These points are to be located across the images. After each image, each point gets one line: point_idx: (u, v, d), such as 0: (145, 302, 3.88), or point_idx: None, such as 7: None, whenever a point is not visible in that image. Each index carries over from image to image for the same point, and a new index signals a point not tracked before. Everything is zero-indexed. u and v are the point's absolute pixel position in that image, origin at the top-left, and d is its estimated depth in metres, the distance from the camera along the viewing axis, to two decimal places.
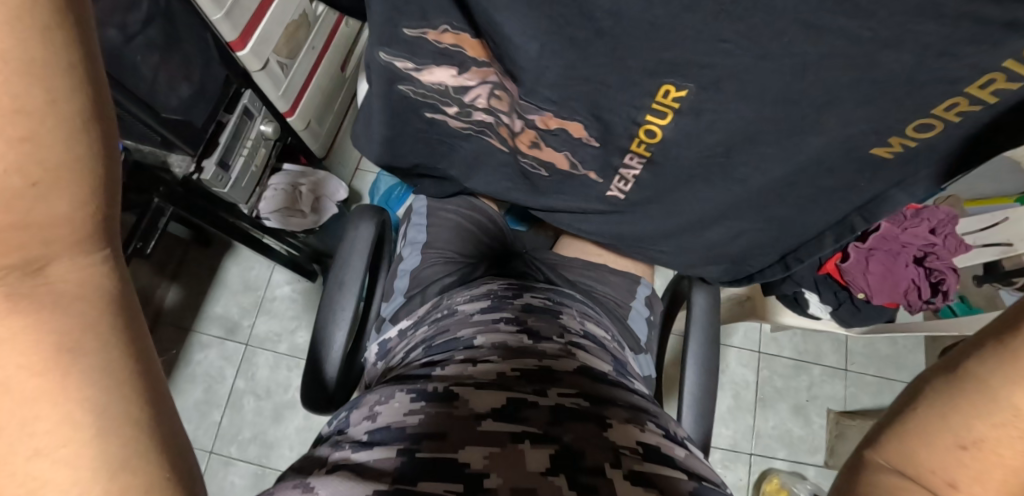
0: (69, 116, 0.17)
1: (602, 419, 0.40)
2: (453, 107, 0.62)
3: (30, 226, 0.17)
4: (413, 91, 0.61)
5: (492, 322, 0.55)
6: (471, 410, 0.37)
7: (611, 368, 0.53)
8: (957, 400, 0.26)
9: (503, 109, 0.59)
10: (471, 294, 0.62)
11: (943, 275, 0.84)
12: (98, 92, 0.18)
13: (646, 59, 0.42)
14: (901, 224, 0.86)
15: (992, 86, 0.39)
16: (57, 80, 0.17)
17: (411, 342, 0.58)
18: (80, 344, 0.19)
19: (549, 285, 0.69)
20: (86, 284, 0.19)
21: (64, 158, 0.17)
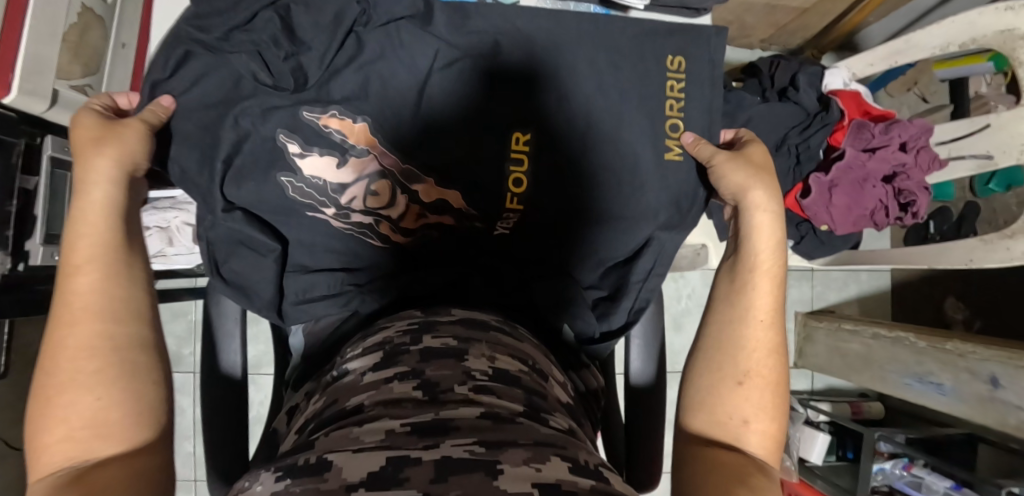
0: (140, 363, 0.43)
1: (491, 463, 0.28)
2: (330, 210, 0.54)
3: (100, 423, 0.39)
4: (295, 184, 0.53)
5: (386, 382, 0.40)
6: (341, 482, 0.27)
7: (522, 408, 0.38)
8: (720, 367, 0.50)
9: (383, 203, 0.54)
10: (366, 347, 0.48)
11: (914, 195, 0.75)
12: (139, 355, 0.43)
13: (510, 129, 0.55)
14: (870, 149, 0.74)
15: (673, 90, 0.57)
16: (127, 351, 0.43)
17: (304, 416, 0.45)
18: (109, 479, 0.35)
19: (466, 309, 0.52)
20: (110, 467, 0.37)
21: (113, 371, 0.41)
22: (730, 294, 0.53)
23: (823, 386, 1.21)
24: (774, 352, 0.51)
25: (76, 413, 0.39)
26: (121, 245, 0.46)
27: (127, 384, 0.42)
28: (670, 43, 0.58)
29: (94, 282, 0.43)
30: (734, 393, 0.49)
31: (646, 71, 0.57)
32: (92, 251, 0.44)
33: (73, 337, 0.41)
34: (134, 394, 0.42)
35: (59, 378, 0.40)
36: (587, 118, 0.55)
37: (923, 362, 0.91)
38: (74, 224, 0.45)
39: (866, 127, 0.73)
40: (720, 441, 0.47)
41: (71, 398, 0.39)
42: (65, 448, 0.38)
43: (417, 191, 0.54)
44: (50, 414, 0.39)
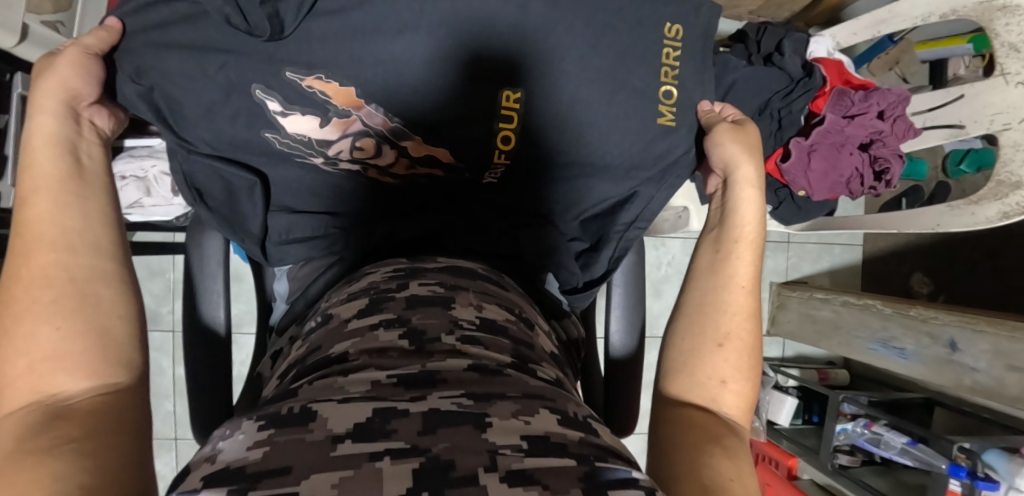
0: (109, 289, 0.39)
1: (480, 416, 0.30)
2: (317, 159, 0.53)
3: (59, 355, 0.34)
4: (280, 139, 0.51)
5: (370, 329, 0.40)
6: (327, 433, 0.28)
7: (510, 358, 0.39)
8: (704, 330, 0.51)
9: (372, 158, 0.53)
10: (351, 292, 0.48)
11: (889, 163, 0.77)
12: (105, 280, 0.39)
13: (500, 87, 0.52)
14: (853, 117, 0.75)
15: (670, 53, 0.56)
16: (87, 276, 0.38)
17: (286, 362, 0.45)
18: (73, 428, 0.31)
19: (450, 258, 0.51)
20: (78, 414, 0.32)
21: (76, 299, 0.37)
22: (712, 265, 0.55)
23: (793, 354, 1.26)
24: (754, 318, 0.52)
25: (41, 345, 0.34)
26: (76, 175, 0.42)
27: (92, 314, 0.37)
28: (669, 9, 0.56)
29: (47, 207, 0.39)
30: (716, 356, 0.50)
31: (643, 30, 0.55)
32: (45, 181, 0.40)
33: (22, 263, 0.37)
34: (103, 326, 0.37)
35: (14, 307, 0.35)
36: (584, 84, 0.53)
37: (889, 326, 0.95)
38: (26, 158, 0.41)
39: (846, 94, 0.75)
40: (699, 403, 0.48)
41: (29, 330, 0.34)
42: (31, 383, 0.33)
43: (406, 148, 0.52)
44: (6, 349, 0.34)
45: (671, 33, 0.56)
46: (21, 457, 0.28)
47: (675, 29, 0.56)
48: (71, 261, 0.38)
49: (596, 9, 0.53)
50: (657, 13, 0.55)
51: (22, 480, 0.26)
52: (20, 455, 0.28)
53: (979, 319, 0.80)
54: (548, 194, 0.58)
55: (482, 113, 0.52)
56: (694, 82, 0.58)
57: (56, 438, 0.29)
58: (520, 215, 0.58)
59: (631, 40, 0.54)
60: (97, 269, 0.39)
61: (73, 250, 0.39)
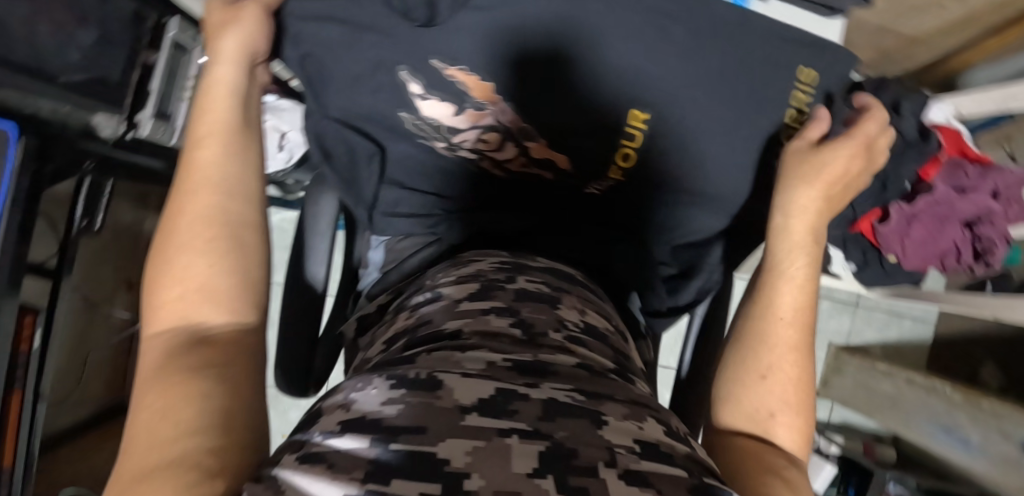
0: (250, 233, 0.41)
1: (596, 414, 0.30)
2: (439, 144, 0.56)
3: (206, 286, 0.37)
4: (412, 120, 0.54)
5: (482, 313, 0.41)
6: (455, 403, 0.29)
7: (612, 365, 0.40)
8: (747, 362, 0.48)
9: (493, 150, 0.56)
10: (458, 275, 0.49)
11: (993, 244, 0.74)
12: (248, 225, 0.42)
13: (629, 106, 0.53)
14: (963, 190, 0.72)
15: (797, 97, 0.56)
16: (235, 219, 0.41)
17: (388, 329, 0.47)
18: (212, 359, 0.33)
19: (551, 261, 0.53)
20: (217, 345, 0.35)
21: (223, 239, 0.39)
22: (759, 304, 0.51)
23: (838, 420, 1.21)
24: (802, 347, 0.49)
25: (194, 278, 0.37)
26: (240, 128, 0.46)
27: (238, 257, 0.39)
28: (805, 53, 0.55)
29: (214, 153, 0.43)
30: (761, 392, 0.47)
31: (780, 70, 0.55)
32: (214, 129, 0.45)
33: (188, 196, 0.41)
34: (244, 270, 0.39)
35: (181, 238, 0.39)
36: (711, 116, 0.54)
37: (954, 413, 0.91)
38: (200, 107, 0.46)
39: (961, 167, 0.73)
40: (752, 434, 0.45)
41: (187, 261, 0.38)
42: (179, 309, 0.36)
43: (528, 148, 0.55)
44: (164, 274, 0.37)
45: (801, 77, 0.55)
46: (172, 374, 0.32)
47: (806, 73, 0.55)
48: (226, 203, 0.41)
49: (737, 45, 0.54)
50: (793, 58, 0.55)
51: (174, 395, 0.30)
52: (173, 372, 0.32)
53: None
54: (649, 215, 0.59)
55: (608, 127, 0.54)
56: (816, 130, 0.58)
57: (198, 362, 0.33)
58: (617, 231, 0.59)
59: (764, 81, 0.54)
60: (247, 215, 0.42)
61: (228, 194, 0.42)
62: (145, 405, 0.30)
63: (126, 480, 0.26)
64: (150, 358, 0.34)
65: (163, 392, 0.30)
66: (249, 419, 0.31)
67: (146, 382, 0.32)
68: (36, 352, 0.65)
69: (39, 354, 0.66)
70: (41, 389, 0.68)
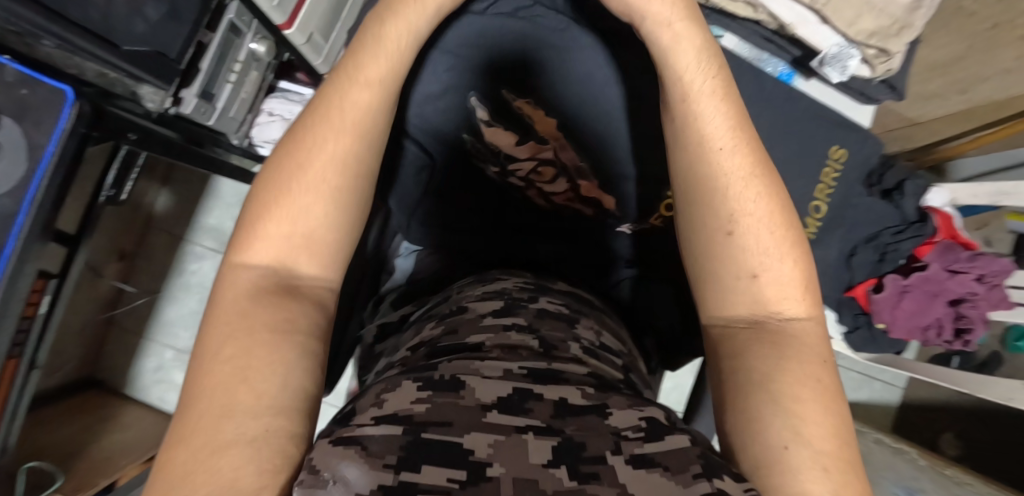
0: (362, 205, 0.39)
1: (601, 407, 0.33)
2: (493, 169, 0.59)
3: (307, 236, 0.36)
4: (473, 143, 0.58)
5: (504, 329, 0.42)
6: (477, 401, 0.31)
7: (620, 377, 0.42)
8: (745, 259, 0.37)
9: (543, 181, 0.59)
10: (483, 291, 0.51)
11: (973, 325, 0.80)
12: (362, 195, 0.39)
13: None
14: (952, 271, 0.79)
15: (829, 172, 0.62)
16: (353, 190, 0.38)
17: (414, 340, 0.47)
18: (292, 327, 0.32)
19: (570, 286, 0.55)
20: (303, 319, 0.34)
21: (339, 206, 0.37)
22: (700, 177, 0.38)
23: None
24: (779, 205, 0.38)
25: (303, 227, 0.36)
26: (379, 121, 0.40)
27: (351, 213, 0.38)
28: (839, 134, 0.61)
29: (348, 129, 0.38)
30: (751, 293, 0.37)
31: (811, 148, 0.61)
32: (358, 119, 0.38)
33: (307, 166, 0.37)
34: (349, 230, 0.38)
35: (300, 181, 0.36)
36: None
37: (920, 478, 0.96)
38: (346, 83, 0.39)
39: (954, 250, 0.79)
40: (744, 323, 0.37)
41: (304, 204, 0.36)
42: (278, 249, 0.36)
43: (579, 186, 0.60)
44: (271, 213, 0.36)
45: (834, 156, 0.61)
46: (260, 334, 0.31)
47: (839, 152, 0.61)
48: (350, 171, 0.38)
49: (776, 119, 0.60)
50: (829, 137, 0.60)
51: (258, 363, 0.30)
52: (260, 329, 0.31)
53: None
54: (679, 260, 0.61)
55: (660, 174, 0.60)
56: (839, 207, 0.63)
57: (284, 326, 0.32)
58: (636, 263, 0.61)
59: (791, 154, 0.61)
60: (361, 196, 0.39)
61: (354, 169, 0.38)
62: (230, 351, 0.30)
63: (199, 445, 0.26)
64: (233, 289, 0.34)
65: (249, 351, 0.30)
66: (316, 400, 0.32)
67: (230, 322, 0.32)
68: (40, 319, 0.63)
69: (43, 322, 0.64)
70: (38, 359, 0.66)
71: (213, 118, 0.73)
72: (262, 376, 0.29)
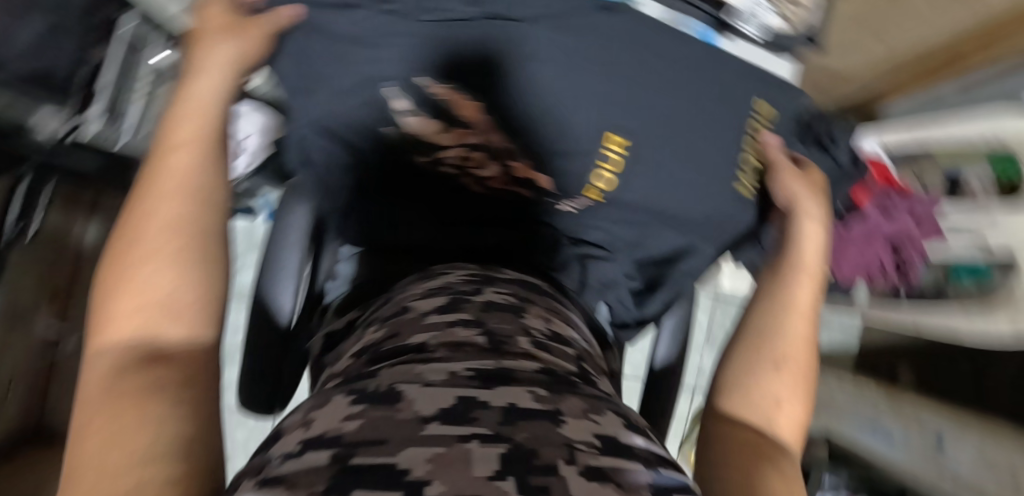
0: (211, 254, 0.42)
1: (553, 413, 0.32)
2: (422, 156, 0.57)
3: (164, 303, 0.38)
4: (397, 134, 0.57)
5: (449, 325, 0.42)
6: (414, 413, 0.30)
7: (574, 369, 0.42)
8: (769, 375, 0.51)
9: (477, 165, 0.58)
10: (424, 287, 0.49)
11: (910, 260, 0.84)
12: (203, 249, 0.41)
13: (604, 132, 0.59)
14: (884, 211, 0.82)
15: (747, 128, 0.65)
16: (193, 242, 0.41)
17: (358, 342, 0.47)
18: (163, 382, 0.33)
19: (519, 273, 0.53)
20: (174, 375, 0.34)
21: (178, 258, 0.40)
22: (768, 310, 0.57)
23: None
24: (802, 375, 0.52)
25: (149, 299, 0.38)
26: (213, 190, 0.44)
27: (203, 272, 0.40)
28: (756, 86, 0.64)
29: (181, 183, 0.43)
30: (763, 408, 0.49)
31: (732, 106, 0.63)
32: (182, 187, 0.43)
33: (144, 251, 0.39)
34: (209, 286, 0.40)
35: (139, 250, 0.39)
36: (662, 145, 0.61)
37: (880, 411, 1.00)
38: (164, 157, 0.44)
39: (885, 193, 0.83)
40: (752, 418, 0.48)
41: (149, 275, 0.38)
42: (139, 320, 0.37)
43: (511, 168, 0.59)
44: (121, 285, 0.38)
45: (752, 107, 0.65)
46: (132, 397, 0.31)
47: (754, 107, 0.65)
48: (176, 223, 0.41)
49: (696, 80, 0.61)
50: (745, 90, 0.63)
51: (129, 417, 0.29)
52: (125, 395, 0.31)
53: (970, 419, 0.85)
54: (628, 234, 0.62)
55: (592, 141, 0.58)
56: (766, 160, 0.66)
57: (158, 381, 0.32)
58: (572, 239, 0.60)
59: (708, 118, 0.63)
60: (204, 248, 0.42)
61: (181, 221, 0.41)
62: (95, 423, 0.29)
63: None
64: (97, 368, 0.34)
65: (115, 417, 0.29)
66: (208, 438, 0.30)
67: (91, 399, 0.31)
68: None
69: None
70: None
71: None
72: (127, 426, 0.28)
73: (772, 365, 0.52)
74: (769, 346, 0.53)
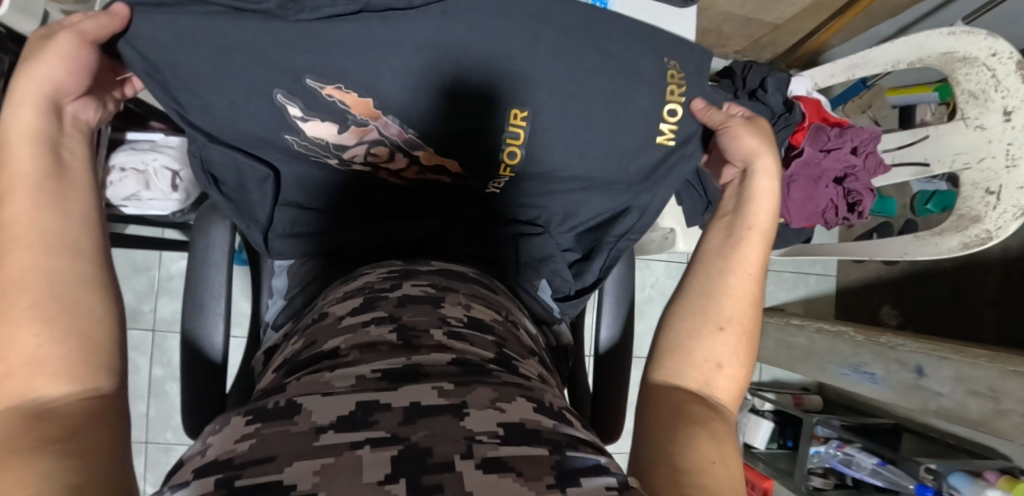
0: (90, 296, 0.38)
1: (459, 406, 0.30)
2: (332, 160, 0.58)
3: (32, 361, 0.33)
4: (300, 142, 0.56)
5: (363, 325, 0.41)
6: (310, 425, 0.28)
7: (493, 356, 0.40)
8: (709, 336, 0.49)
9: (384, 160, 0.58)
10: (345, 291, 0.50)
11: (861, 196, 0.83)
12: (80, 290, 0.38)
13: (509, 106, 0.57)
14: (827, 149, 0.81)
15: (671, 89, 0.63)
16: (65, 287, 0.37)
17: (282, 354, 0.46)
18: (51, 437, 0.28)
19: (445, 262, 0.55)
20: (64, 431, 0.29)
21: (45, 306, 0.35)
22: (713, 264, 0.54)
23: (768, 379, 1.38)
24: (746, 334, 0.50)
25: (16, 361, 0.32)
26: (73, 230, 0.40)
27: (83, 316, 0.36)
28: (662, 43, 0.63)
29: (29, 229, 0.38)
30: (703, 373, 0.48)
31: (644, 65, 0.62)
32: (30, 235, 0.38)
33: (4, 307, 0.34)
34: (95, 329, 0.36)
35: None
36: (577, 115, 0.60)
37: (859, 353, 1.00)
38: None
39: (824, 130, 0.81)
40: (689, 385, 0.47)
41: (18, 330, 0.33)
42: (10, 386, 0.32)
43: (417, 156, 0.58)
44: None
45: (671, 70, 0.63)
46: (13, 453, 0.26)
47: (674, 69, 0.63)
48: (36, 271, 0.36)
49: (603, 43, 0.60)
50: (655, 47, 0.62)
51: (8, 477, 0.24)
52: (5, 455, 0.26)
53: (943, 347, 0.84)
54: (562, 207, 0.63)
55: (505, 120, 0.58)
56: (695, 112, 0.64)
57: (39, 439, 0.28)
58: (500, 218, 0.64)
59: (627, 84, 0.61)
60: (77, 290, 0.37)
61: (39, 267, 0.37)
62: None
63: None
64: None
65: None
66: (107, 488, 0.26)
67: None
68: None
69: None
70: None
71: None
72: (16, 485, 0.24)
73: (715, 326, 0.50)
74: (712, 305, 0.51)
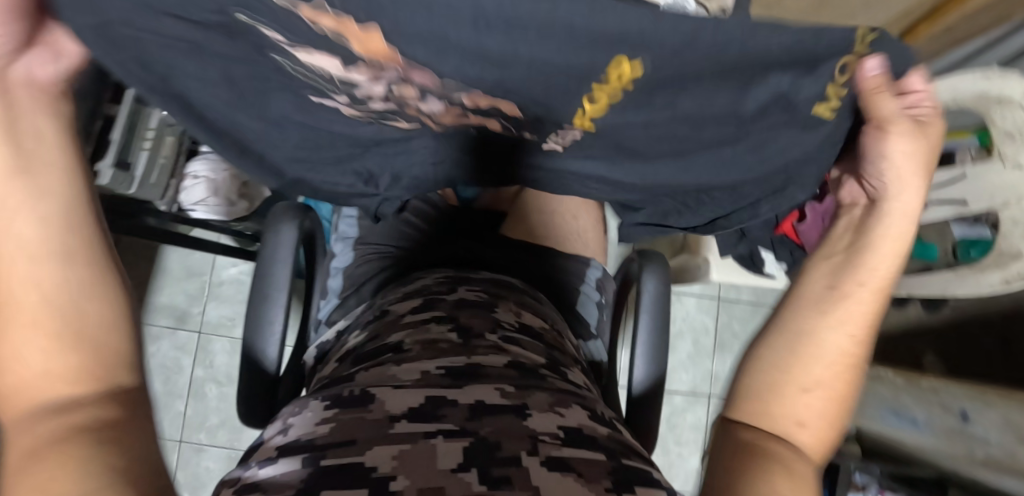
0: (99, 287, 0.35)
1: (521, 407, 0.34)
2: (355, 103, 0.50)
3: (47, 368, 0.31)
4: (285, 64, 0.44)
5: (423, 323, 0.45)
6: (385, 412, 0.32)
7: (543, 360, 0.44)
8: (796, 385, 0.43)
9: (421, 105, 0.52)
10: (403, 291, 0.54)
11: None
12: (88, 280, 0.34)
13: None
14: None
15: None
16: (64, 283, 0.33)
17: (343, 346, 0.50)
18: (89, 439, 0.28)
19: (493, 273, 0.59)
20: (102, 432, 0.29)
21: (55, 301, 0.32)
22: (818, 303, 0.47)
23: None
24: (839, 393, 0.44)
25: (25, 373, 0.30)
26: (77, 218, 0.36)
27: (103, 303, 0.34)
28: None
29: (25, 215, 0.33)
30: (784, 426, 0.42)
31: None
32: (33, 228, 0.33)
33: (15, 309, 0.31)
34: (114, 322, 0.34)
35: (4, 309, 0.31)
36: None
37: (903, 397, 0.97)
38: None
39: None
40: (764, 431, 0.41)
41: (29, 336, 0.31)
42: (34, 390, 0.30)
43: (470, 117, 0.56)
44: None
45: None
46: (46, 452, 0.27)
47: None
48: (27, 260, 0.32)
49: None
50: None
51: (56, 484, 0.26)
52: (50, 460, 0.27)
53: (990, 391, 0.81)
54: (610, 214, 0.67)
55: None
56: None
57: (81, 434, 0.28)
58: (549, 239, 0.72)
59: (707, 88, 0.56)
60: (84, 282, 0.34)
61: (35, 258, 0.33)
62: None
63: None
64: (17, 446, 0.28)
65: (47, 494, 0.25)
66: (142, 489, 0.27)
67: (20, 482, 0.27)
68: None
69: None
70: None
71: (134, 185, 0.75)
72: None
73: (808, 377, 0.43)
74: (812, 351, 0.45)
